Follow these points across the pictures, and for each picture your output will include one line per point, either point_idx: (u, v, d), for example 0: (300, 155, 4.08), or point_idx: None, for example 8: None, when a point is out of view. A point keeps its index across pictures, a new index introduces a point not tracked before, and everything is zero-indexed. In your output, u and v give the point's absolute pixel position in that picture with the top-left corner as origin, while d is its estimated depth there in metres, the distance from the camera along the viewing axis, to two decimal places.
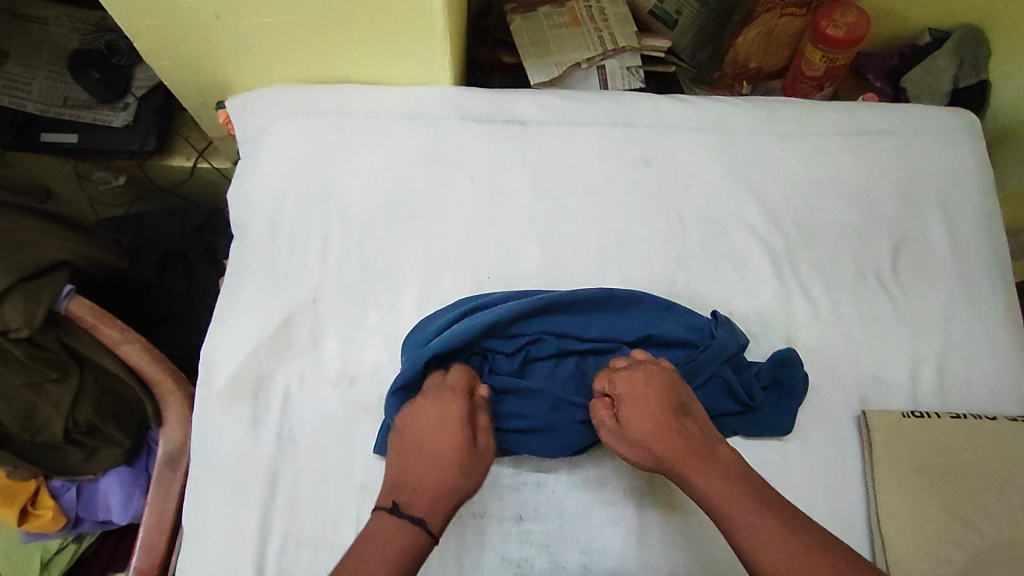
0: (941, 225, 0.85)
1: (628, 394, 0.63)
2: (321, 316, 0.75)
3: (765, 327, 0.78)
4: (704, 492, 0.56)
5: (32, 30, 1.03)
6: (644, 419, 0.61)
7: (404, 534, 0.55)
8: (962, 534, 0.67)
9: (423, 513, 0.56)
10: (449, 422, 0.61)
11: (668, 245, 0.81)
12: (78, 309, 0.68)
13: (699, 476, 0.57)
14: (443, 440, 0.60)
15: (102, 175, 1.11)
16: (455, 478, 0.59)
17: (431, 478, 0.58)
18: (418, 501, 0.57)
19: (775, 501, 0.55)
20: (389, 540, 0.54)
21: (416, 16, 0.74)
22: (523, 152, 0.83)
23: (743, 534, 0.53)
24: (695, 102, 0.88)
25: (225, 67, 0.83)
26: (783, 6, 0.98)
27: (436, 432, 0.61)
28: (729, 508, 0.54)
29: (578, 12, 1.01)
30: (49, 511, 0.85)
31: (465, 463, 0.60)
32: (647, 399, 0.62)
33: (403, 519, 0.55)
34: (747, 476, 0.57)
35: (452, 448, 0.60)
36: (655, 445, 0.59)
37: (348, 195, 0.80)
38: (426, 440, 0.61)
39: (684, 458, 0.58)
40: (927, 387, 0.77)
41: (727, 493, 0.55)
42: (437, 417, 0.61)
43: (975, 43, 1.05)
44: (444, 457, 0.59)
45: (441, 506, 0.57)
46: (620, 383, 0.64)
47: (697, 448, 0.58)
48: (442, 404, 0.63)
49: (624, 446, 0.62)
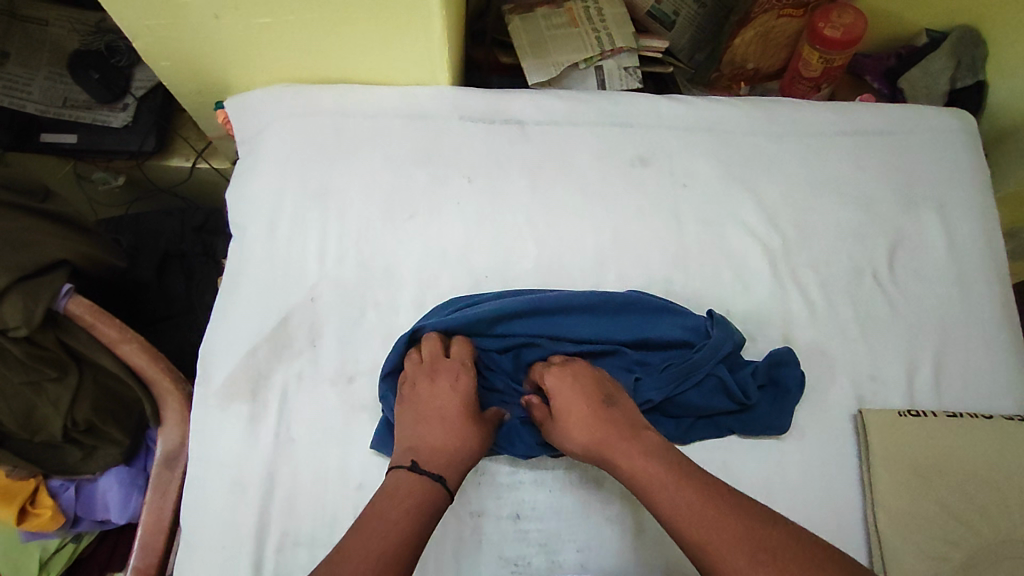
0: (937, 225, 0.86)
1: (556, 390, 0.67)
2: (319, 314, 0.75)
3: (762, 326, 0.78)
4: (631, 477, 0.59)
5: (31, 31, 1.03)
6: (569, 410, 0.65)
7: (424, 487, 0.59)
8: (956, 531, 0.67)
9: (442, 471, 0.61)
10: (462, 393, 0.67)
11: (665, 244, 0.81)
12: (77, 308, 0.68)
13: (620, 457, 0.60)
14: (459, 409, 0.66)
15: (101, 175, 1.11)
16: (471, 443, 0.64)
17: (448, 441, 0.63)
18: (437, 461, 0.62)
19: (702, 481, 0.57)
20: (411, 496, 0.58)
21: (414, 17, 0.75)
22: (521, 152, 0.84)
23: (661, 507, 0.56)
24: (692, 102, 0.89)
25: (224, 67, 0.83)
26: (781, 7, 0.98)
27: (450, 400, 0.66)
28: (652, 489, 0.57)
29: (576, 12, 1.01)
30: (49, 510, 0.85)
31: (478, 430, 0.65)
32: (574, 394, 0.66)
33: (424, 476, 0.60)
34: (671, 459, 0.59)
35: (465, 415, 0.65)
36: (583, 436, 0.63)
37: (347, 195, 0.80)
38: (441, 408, 0.66)
39: (611, 446, 0.61)
40: (924, 386, 0.78)
41: (650, 475, 0.58)
42: (451, 387, 0.66)
43: (971, 44, 1.05)
44: (460, 424, 0.65)
45: (458, 468, 0.62)
46: (547, 378, 0.68)
47: (621, 434, 0.62)
48: (454, 376, 0.68)
49: (555, 437, 0.65)
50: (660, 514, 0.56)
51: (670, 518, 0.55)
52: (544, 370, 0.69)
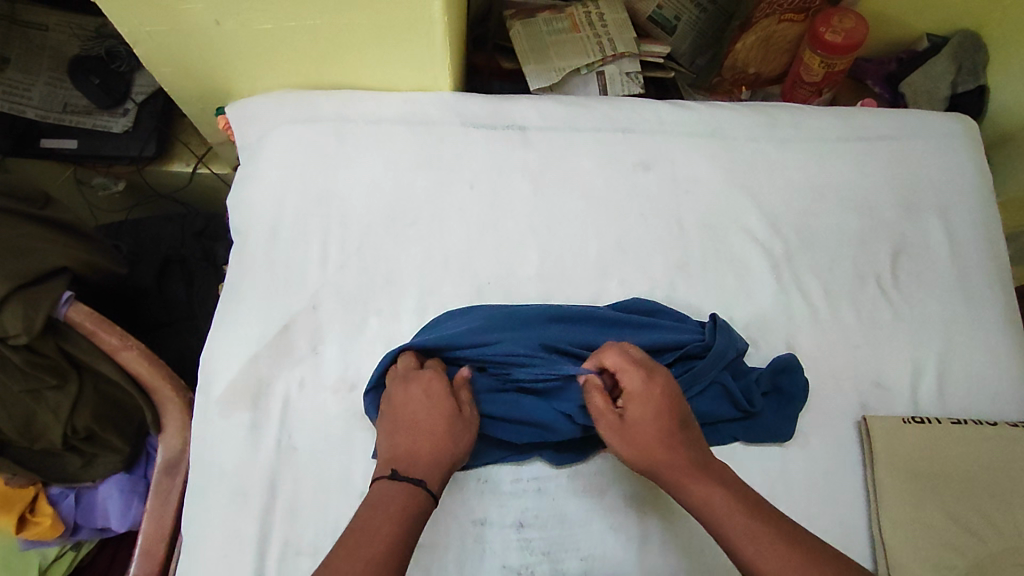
0: (940, 230, 0.85)
1: (637, 394, 0.62)
2: (321, 321, 0.75)
3: (765, 332, 0.78)
4: (701, 505, 0.57)
5: (31, 36, 1.03)
6: (651, 422, 0.61)
7: (405, 493, 0.58)
8: (963, 540, 0.66)
9: (421, 476, 0.59)
10: (435, 394, 0.65)
11: (668, 251, 0.81)
12: (77, 316, 0.68)
13: (698, 485, 0.58)
14: (438, 412, 0.64)
15: (102, 180, 1.11)
16: (450, 444, 0.62)
17: (425, 446, 0.62)
18: (417, 467, 0.60)
19: (780, 525, 0.56)
20: (393, 502, 0.57)
21: (417, 22, 0.74)
22: (524, 158, 0.83)
23: (742, 546, 0.54)
24: (694, 108, 0.88)
25: (225, 73, 0.83)
26: (782, 11, 0.98)
27: (423, 404, 0.64)
28: (725, 524, 0.56)
29: (578, 18, 1.01)
30: (48, 518, 0.85)
31: (457, 430, 0.63)
32: (653, 402, 0.62)
33: (404, 483, 0.58)
34: (747, 495, 0.58)
35: (442, 417, 0.63)
36: (656, 450, 0.60)
37: (348, 201, 0.80)
38: (415, 414, 0.64)
39: (684, 469, 0.59)
40: (927, 392, 0.77)
41: (726, 509, 0.56)
42: (422, 392, 0.65)
43: (973, 48, 1.05)
44: (437, 426, 0.63)
45: (439, 470, 0.61)
46: (632, 379, 0.63)
47: (697, 460, 0.60)
48: (428, 380, 0.66)
49: (621, 443, 0.61)
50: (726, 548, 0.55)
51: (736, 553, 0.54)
52: (623, 365, 0.64)
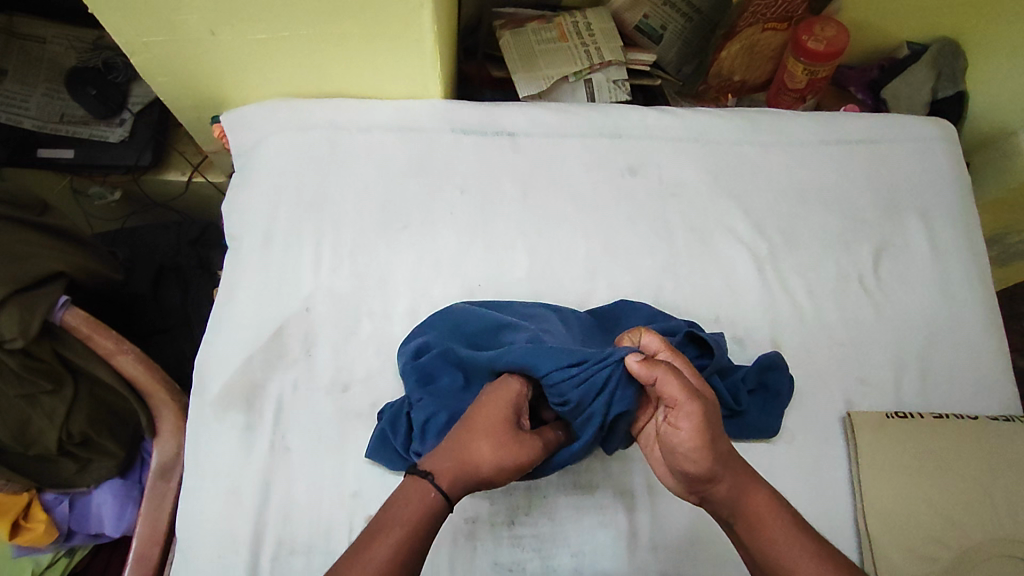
0: (921, 230, 0.87)
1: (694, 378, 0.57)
2: (314, 323, 0.76)
3: (751, 330, 0.80)
4: (758, 514, 0.54)
5: (29, 48, 1.05)
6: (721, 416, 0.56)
7: (418, 491, 0.53)
8: (945, 531, 0.68)
9: (440, 473, 0.54)
10: (502, 398, 0.59)
11: (656, 252, 0.82)
12: (74, 320, 0.69)
13: (755, 493, 0.55)
14: (492, 410, 0.58)
15: (98, 189, 1.12)
16: (481, 442, 0.55)
17: (460, 439, 0.56)
18: (443, 461, 0.55)
19: (834, 551, 0.53)
20: (404, 500, 0.53)
21: (407, 33, 0.76)
22: (513, 162, 0.85)
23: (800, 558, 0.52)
24: (680, 113, 0.90)
25: (220, 82, 0.85)
26: (765, 21, 1.01)
27: (486, 403, 0.58)
28: (783, 539, 0.53)
29: (565, 27, 1.03)
30: (41, 524, 0.85)
31: (496, 432, 0.56)
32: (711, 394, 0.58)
33: (420, 478, 0.54)
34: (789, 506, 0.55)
35: (496, 420, 0.57)
36: (729, 447, 0.54)
37: (341, 206, 0.81)
38: (476, 410, 0.58)
39: (742, 472, 0.55)
40: (909, 389, 0.79)
41: (783, 524, 0.53)
42: (491, 392, 0.59)
43: (952, 54, 1.08)
44: (479, 422, 0.56)
45: (463, 476, 0.55)
46: (691, 367, 0.59)
47: (750, 468, 0.56)
48: (514, 383, 0.61)
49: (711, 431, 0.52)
50: (773, 561, 0.52)
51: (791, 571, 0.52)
52: (668, 350, 0.60)
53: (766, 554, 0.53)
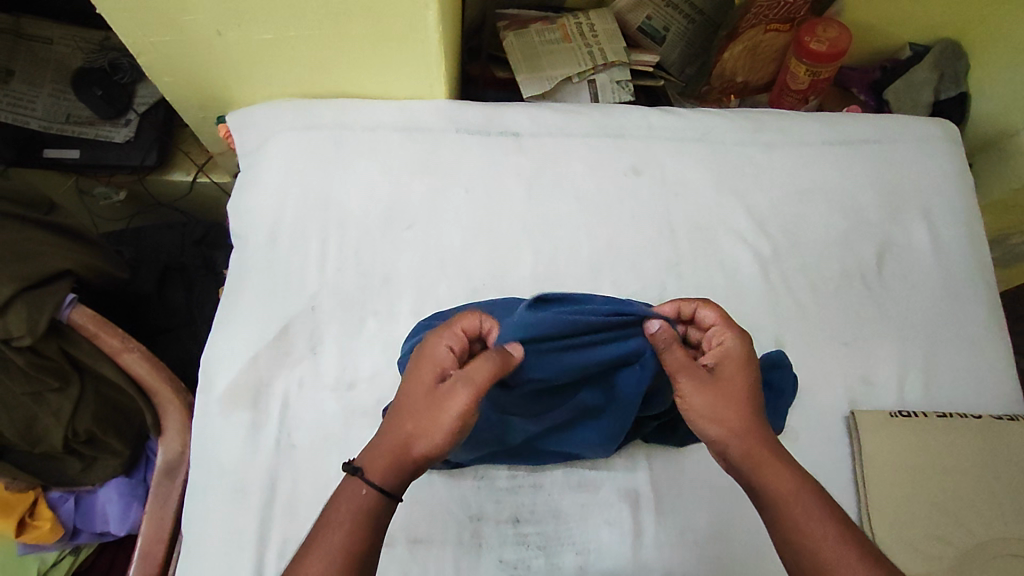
0: (924, 230, 0.88)
1: (728, 354, 0.60)
2: (320, 322, 0.76)
3: (755, 329, 0.80)
4: (774, 496, 0.54)
5: (37, 49, 1.06)
6: (738, 391, 0.58)
7: (349, 490, 0.53)
8: (951, 531, 0.68)
9: (367, 463, 0.54)
10: (423, 361, 0.57)
11: (660, 252, 0.83)
12: (80, 318, 0.69)
13: (772, 474, 0.54)
14: (414, 380, 0.56)
15: (103, 189, 1.12)
16: (407, 422, 0.55)
17: (389, 422, 0.56)
18: (373, 449, 0.55)
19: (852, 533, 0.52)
20: (339, 500, 0.53)
21: (412, 33, 0.77)
22: (517, 162, 0.86)
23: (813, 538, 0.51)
24: (683, 113, 0.91)
25: (226, 82, 0.85)
26: (768, 22, 1.02)
27: (411, 373, 0.57)
28: (805, 521, 0.52)
29: (569, 28, 1.04)
30: (48, 522, 0.85)
31: (415, 404, 0.55)
32: (746, 366, 0.59)
33: (349, 474, 0.54)
34: (823, 495, 0.54)
35: (416, 391, 0.56)
36: (738, 421, 0.57)
37: (346, 204, 0.82)
38: (403, 383, 0.58)
39: (762, 446, 0.56)
40: (913, 388, 0.79)
41: (805, 510, 0.53)
42: (415, 358, 0.58)
43: (954, 56, 1.09)
44: (403, 401, 0.56)
45: (390, 459, 0.54)
46: (729, 338, 0.61)
47: (772, 446, 0.56)
48: (441, 338, 0.58)
49: (705, 405, 0.58)
50: (786, 537, 0.53)
51: (812, 557, 0.51)
52: (722, 322, 0.62)
53: (783, 536, 0.53)
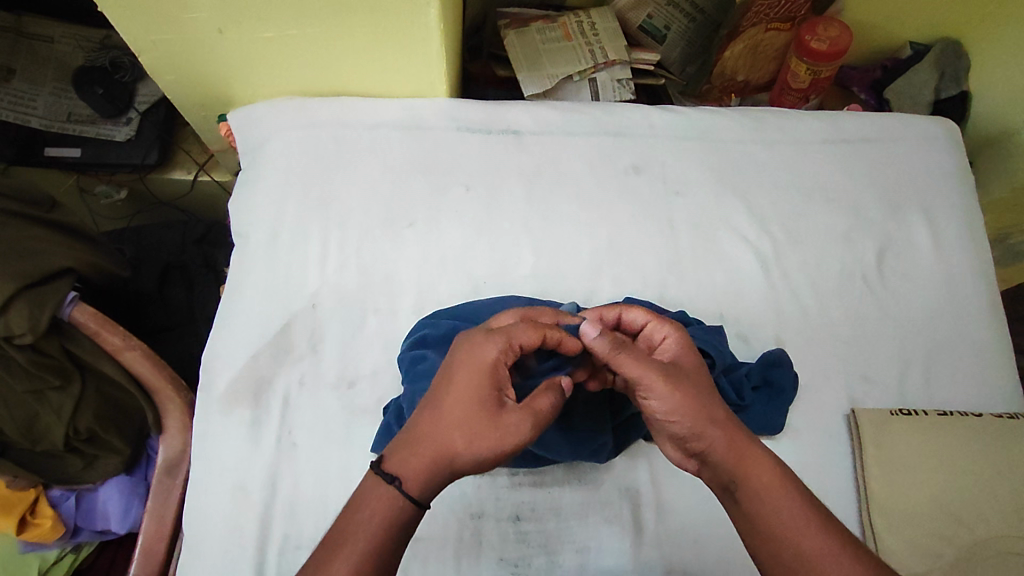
0: (925, 229, 0.88)
1: (679, 348, 0.62)
2: (320, 320, 0.76)
3: (756, 328, 0.80)
4: (757, 486, 0.53)
5: (38, 48, 1.06)
6: (700, 382, 0.59)
7: (381, 497, 0.51)
8: (950, 528, 0.68)
9: (406, 475, 0.52)
10: (477, 368, 0.55)
11: (660, 250, 0.83)
12: (81, 316, 0.68)
13: (753, 466, 0.54)
14: (466, 390, 0.54)
15: (104, 188, 1.12)
16: (454, 432, 0.53)
17: (432, 429, 0.53)
18: (411, 458, 0.52)
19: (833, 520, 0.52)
20: (370, 506, 0.51)
21: (412, 31, 0.77)
22: (518, 161, 0.86)
23: (795, 527, 0.51)
24: (684, 112, 0.91)
25: (227, 81, 0.85)
26: (769, 21, 1.02)
27: (462, 380, 0.55)
28: (785, 510, 0.52)
29: (570, 27, 1.04)
30: (49, 520, 0.86)
31: (472, 420, 0.53)
32: (694, 358, 0.61)
33: (381, 481, 0.52)
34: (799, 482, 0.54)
35: (474, 405, 0.53)
36: (714, 412, 0.57)
37: (347, 202, 0.82)
38: (450, 389, 0.54)
39: (739, 434, 0.56)
40: (913, 387, 0.79)
41: (785, 498, 0.52)
42: (465, 363, 0.55)
43: (954, 54, 1.09)
44: (450, 410, 0.53)
45: (429, 471, 0.52)
46: (667, 334, 0.63)
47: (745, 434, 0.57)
48: (492, 344, 0.56)
49: (678, 400, 0.57)
50: (767, 526, 0.52)
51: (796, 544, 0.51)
52: (653, 320, 0.64)
53: (765, 525, 0.52)
